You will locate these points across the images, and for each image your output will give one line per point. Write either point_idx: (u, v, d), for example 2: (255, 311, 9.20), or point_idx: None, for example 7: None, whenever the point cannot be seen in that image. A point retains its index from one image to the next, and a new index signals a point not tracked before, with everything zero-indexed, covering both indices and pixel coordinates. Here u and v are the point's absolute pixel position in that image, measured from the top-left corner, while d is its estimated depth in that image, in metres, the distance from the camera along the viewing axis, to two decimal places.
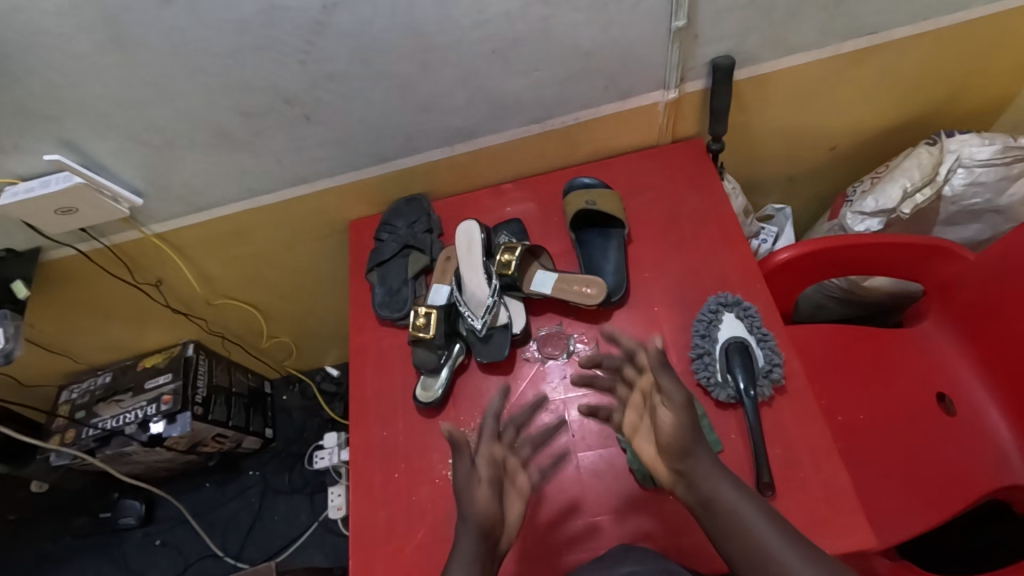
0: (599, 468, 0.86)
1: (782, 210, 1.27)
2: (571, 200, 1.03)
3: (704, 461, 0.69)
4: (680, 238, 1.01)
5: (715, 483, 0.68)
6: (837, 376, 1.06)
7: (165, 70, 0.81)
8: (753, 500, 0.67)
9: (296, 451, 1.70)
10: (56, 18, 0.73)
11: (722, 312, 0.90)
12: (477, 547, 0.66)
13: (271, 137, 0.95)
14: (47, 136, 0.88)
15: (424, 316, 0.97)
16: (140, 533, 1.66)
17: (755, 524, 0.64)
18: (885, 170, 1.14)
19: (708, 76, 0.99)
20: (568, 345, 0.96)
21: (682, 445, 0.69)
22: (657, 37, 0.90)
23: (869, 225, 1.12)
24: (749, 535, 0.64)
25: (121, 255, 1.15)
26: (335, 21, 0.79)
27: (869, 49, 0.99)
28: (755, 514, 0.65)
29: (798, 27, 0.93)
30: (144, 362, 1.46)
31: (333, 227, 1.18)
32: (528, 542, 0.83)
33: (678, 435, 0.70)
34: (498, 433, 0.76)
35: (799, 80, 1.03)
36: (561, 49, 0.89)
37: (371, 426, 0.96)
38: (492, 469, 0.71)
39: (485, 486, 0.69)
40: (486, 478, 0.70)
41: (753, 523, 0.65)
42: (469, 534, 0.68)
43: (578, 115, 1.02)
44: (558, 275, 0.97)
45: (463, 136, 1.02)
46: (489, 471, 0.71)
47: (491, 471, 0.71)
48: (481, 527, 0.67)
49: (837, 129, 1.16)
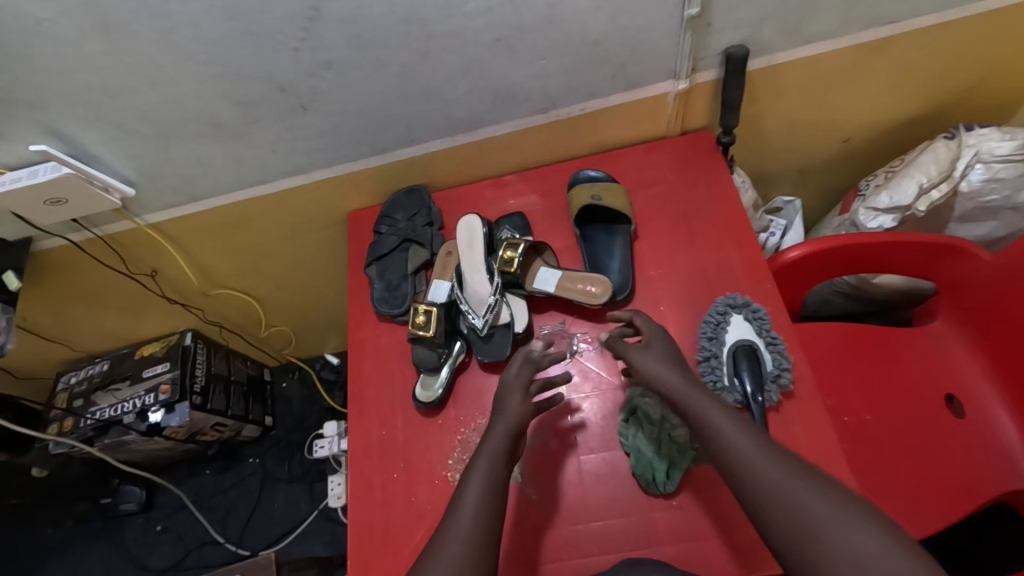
0: (600, 471, 0.84)
1: (792, 202, 1.24)
2: (575, 193, 0.99)
3: (684, 380, 0.75)
4: (687, 234, 0.98)
5: (695, 397, 0.73)
6: (847, 376, 1.04)
7: (153, 58, 0.78)
8: (719, 407, 0.71)
9: (295, 439, 1.70)
10: (36, 3, 0.69)
11: (731, 314, 0.88)
12: (505, 446, 0.76)
13: (266, 127, 0.92)
14: (34, 125, 0.85)
15: (423, 313, 0.93)
16: (141, 519, 1.67)
17: (728, 434, 0.68)
18: (901, 165, 1.10)
19: (720, 66, 0.95)
20: (570, 344, 0.93)
21: (660, 365, 0.78)
22: (668, 26, 0.86)
23: (883, 221, 1.07)
24: (721, 442, 0.68)
25: (115, 246, 1.12)
26: (333, 8, 0.75)
27: (887, 39, 0.95)
28: (728, 423, 0.69)
29: (816, 16, 0.89)
30: (141, 350, 1.45)
31: (331, 218, 1.15)
32: (515, 549, 0.81)
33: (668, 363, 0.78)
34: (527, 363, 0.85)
35: (815, 70, 0.99)
36: (568, 38, 0.85)
37: (370, 424, 0.94)
38: (523, 386, 0.82)
39: (516, 399, 0.80)
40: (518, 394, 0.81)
41: (723, 430, 0.69)
42: (496, 434, 0.77)
43: (585, 105, 0.98)
44: (562, 273, 0.94)
45: (465, 127, 0.99)
46: (528, 375, 0.83)
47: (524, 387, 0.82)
48: (510, 429, 0.77)
49: (851, 121, 1.12)
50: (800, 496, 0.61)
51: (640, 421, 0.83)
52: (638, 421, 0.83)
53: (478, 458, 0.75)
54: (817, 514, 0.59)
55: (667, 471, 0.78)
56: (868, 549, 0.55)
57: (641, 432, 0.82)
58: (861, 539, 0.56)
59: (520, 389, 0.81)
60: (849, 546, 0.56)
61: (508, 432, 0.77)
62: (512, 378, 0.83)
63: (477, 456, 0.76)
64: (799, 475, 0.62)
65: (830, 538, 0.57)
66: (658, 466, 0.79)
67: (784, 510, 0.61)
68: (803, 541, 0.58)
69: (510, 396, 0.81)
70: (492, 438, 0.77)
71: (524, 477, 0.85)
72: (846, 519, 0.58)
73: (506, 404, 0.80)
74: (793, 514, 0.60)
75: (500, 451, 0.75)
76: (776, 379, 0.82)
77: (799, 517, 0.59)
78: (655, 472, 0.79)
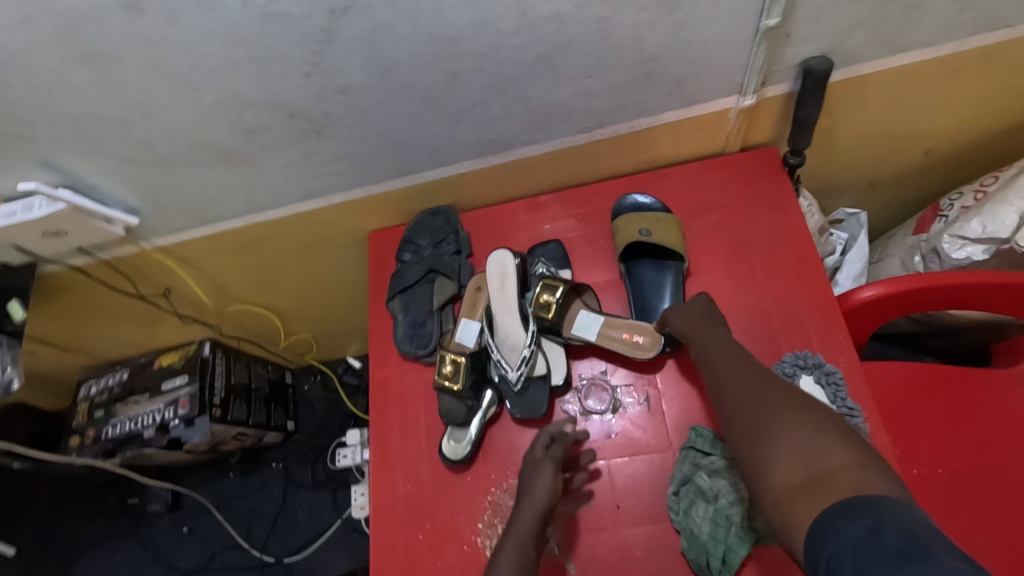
0: (648, 548, 0.76)
1: (857, 214, 1.06)
2: (621, 225, 0.89)
3: (700, 317, 0.76)
4: (747, 271, 0.88)
5: (697, 328, 0.75)
6: (922, 425, 0.82)
7: (146, 87, 0.68)
8: (718, 333, 0.73)
9: (319, 444, 1.62)
10: (8, 34, 0.60)
11: (799, 376, 0.78)
12: (536, 520, 0.71)
13: (277, 153, 0.82)
14: (24, 157, 0.77)
15: (450, 363, 0.86)
16: (168, 518, 1.60)
17: (717, 356, 0.69)
18: (994, 184, 0.93)
19: (796, 78, 0.81)
20: (613, 398, 0.84)
21: (694, 317, 0.76)
22: (737, 38, 0.73)
23: (972, 253, 0.91)
24: (710, 362, 0.70)
25: (122, 267, 1.05)
26: (347, 30, 0.64)
27: (1000, 45, 0.80)
28: (721, 347, 0.70)
29: (917, 21, 0.75)
30: (160, 360, 1.36)
31: (351, 238, 1.05)
32: None
33: (695, 308, 0.78)
34: (559, 437, 0.78)
35: (907, 82, 0.84)
36: (619, 53, 0.72)
37: (393, 478, 0.88)
38: (555, 459, 0.75)
39: (546, 474, 0.74)
40: (551, 471, 0.74)
41: (713, 353, 0.70)
42: (529, 508, 0.72)
43: (634, 123, 0.86)
44: (604, 319, 0.85)
45: (497, 148, 0.87)
46: (559, 453, 0.76)
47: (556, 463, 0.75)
48: (543, 504, 0.72)
49: (942, 129, 0.94)
50: (764, 401, 0.60)
51: (693, 496, 0.74)
52: (691, 495, 0.74)
53: (508, 537, 0.70)
54: (776, 415, 0.58)
55: (724, 557, 0.70)
56: (818, 447, 0.53)
57: (695, 508, 0.74)
58: (812, 438, 0.54)
59: (551, 466, 0.75)
60: (799, 442, 0.54)
61: (537, 514, 0.71)
62: (540, 455, 0.77)
63: (507, 534, 0.71)
64: (773, 383, 0.62)
65: (781, 436, 0.56)
66: (714, 552, 0.70)
67: (748, 413, 0.60)
68: (759, 440, 0.57)
69: (542, 469, 0.75)
70: (521, 518, 0.71)
71: (562, 549, 0.78)
72: (802, 420, 0.56)
73: (538, 481, 0.74)
74: (755, 415, 0.59)
75: (529, 531, 0.70)
76: None
77: (760, 418, 0.59)
78: (711, 558, 0.71)
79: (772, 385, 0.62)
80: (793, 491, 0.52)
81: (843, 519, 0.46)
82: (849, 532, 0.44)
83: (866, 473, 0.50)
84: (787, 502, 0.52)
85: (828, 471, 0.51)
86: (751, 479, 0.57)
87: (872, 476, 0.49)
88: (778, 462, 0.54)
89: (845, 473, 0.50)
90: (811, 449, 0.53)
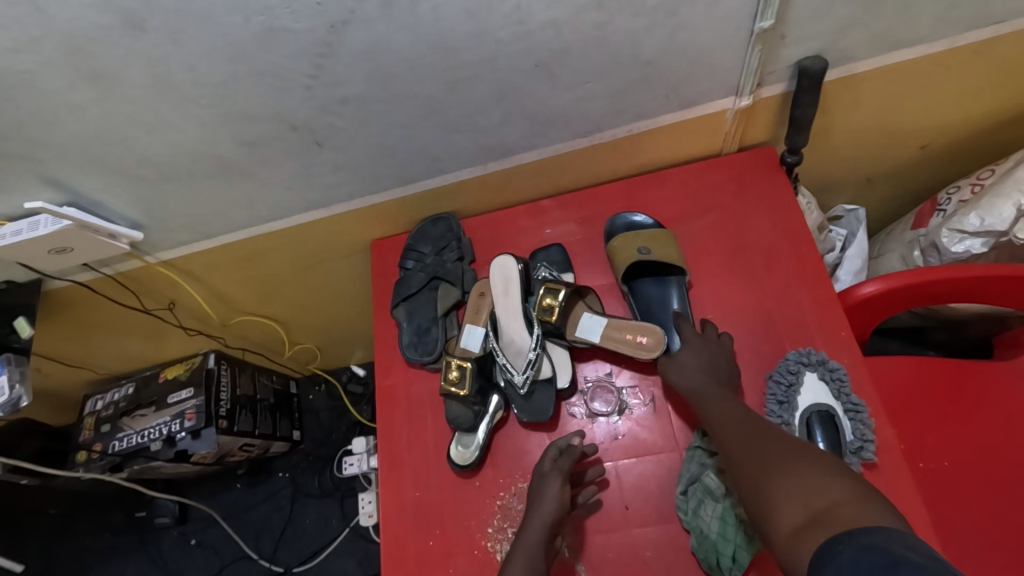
0: (658, 548, 0.76)
1: (856, 210, 1.08)
2: (618, 245, 0.89)
3: (689, 356, 0.78)
4: (748, 274, 0.88)
5: (680, 369, 0.78)
6: (925, 422, 0.82)
7: (148, 102, 0.69)
8: (715, 383, 0.75)
9: (324, 454, 1.62)
10: (13, 55, 0.61)
11: (804, 373, 0.78)
12: (545, 528, 0.71)
13: (279, 165, 0.83)
14: (30, 175, 0.78)
15: (455, 368, 0.86)
16: (176, 532, 1.60)
17: (714, 409, 0.71)
18: (991, 177, 0.94)
19: (791, 78, 0.82)
20: (619, 401, 0.85)
21: (695, 377, 0.76)
22: (733, 41, 0.74)
23: (971, 245, 0.91)
24: (711, 416, 0.71)
25: (127, 282, 1.06)
26: (346, 41, 0.65)
27: (993, 39, 0.80)
28: (717, 400, 0.72)
29: (910, 18, 0.75)
30: (165, 373, 1.37)
31: (354, 247, 1.06)
32: None
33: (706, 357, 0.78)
34: (567, 450, 0.79)
35: (900, 79, 0.85)
36: (616, 58, 0.73)
37: (403, 484, 0.88)
38: (562, 471, 0.76)
39: (553, 485, 0.75)
40: (558, 484, 0.75)
41: (711, 407, 0.72)
42: (537, 520, 0.72)
43: (632, 127, 0.86)
44: (608, 321, 0.85)
45: (497, 154, 0.88)
46: (567, 466, 0.76)
47: (563, 474, 0.76)
48: (551, 517, 0.72)
49: (939, 123, 0.94)
50: (763, 450, 0.62)
51: (701, 496, 0.75)
52: (699, 494, 0.75)
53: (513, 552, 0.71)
54: (777, 460, 0.59)
55: (734, 555, 0.70)
56: (815, 484, 0.54)
57: (703, 508, 0.74)
58: (810, 479, 0.55)
59: (558, 477, 0.75)
60: (799, 484, 0.55)
61: (546, 523, 0.72)
62: (549, 467, 0.77)
63: (513, 549, 0.71)
64: (769, 433, 0.64)
65: (780, 481, 0.57)
66: (723, 551, 0.70)
67: (751, 463, 0.61)
68: (762, 488, 0.58)
69: (549, 482, 0.75)
70: (530, 528, 0.72)
71: (572, 551, 0.79)
72: (798, 463, 0.58)
73: (545, 493, 0.74)
74: (754, 463, 0.61)
75: (536, 542, 0.70)
76: (858, 451, 0.73)
77: (762, 466, 0.60)
78: (720, 556, 0.71)
79: (771, 434, 0.64)
80: (799, 532, 0.52)
81: (839, 543, 0.47)
82: (846, 554, 0.45)
83: (864, 504, 0.50)
84: (793, 545, 0.52)
85: (827, 506, 0.52)
86: (762, 526, 0.57)
87: (869, 507, 0.50)
88: (782, 507, 0.55)
89: (842, 506, 0.51)
90: (811, 489, 0.54)
